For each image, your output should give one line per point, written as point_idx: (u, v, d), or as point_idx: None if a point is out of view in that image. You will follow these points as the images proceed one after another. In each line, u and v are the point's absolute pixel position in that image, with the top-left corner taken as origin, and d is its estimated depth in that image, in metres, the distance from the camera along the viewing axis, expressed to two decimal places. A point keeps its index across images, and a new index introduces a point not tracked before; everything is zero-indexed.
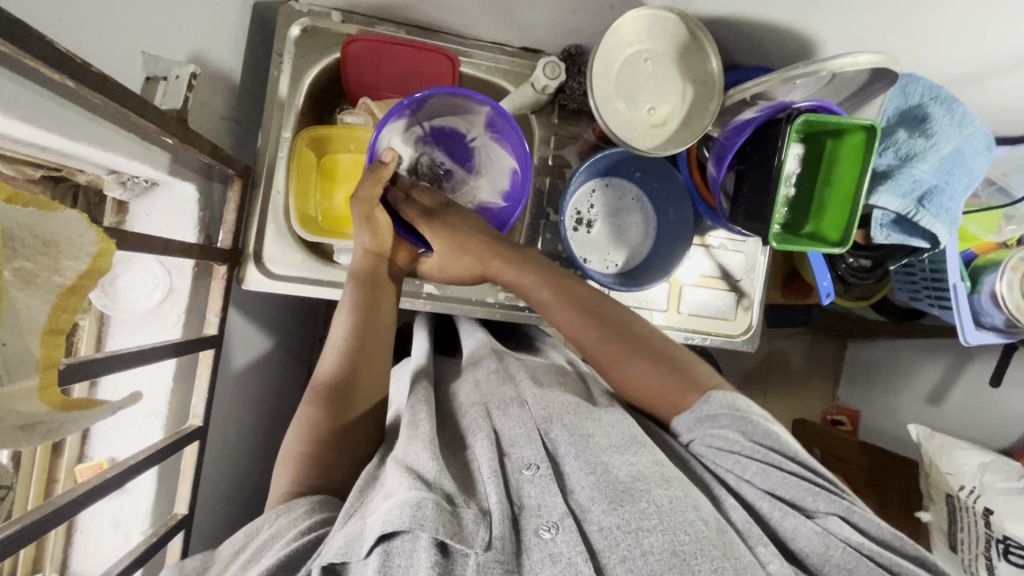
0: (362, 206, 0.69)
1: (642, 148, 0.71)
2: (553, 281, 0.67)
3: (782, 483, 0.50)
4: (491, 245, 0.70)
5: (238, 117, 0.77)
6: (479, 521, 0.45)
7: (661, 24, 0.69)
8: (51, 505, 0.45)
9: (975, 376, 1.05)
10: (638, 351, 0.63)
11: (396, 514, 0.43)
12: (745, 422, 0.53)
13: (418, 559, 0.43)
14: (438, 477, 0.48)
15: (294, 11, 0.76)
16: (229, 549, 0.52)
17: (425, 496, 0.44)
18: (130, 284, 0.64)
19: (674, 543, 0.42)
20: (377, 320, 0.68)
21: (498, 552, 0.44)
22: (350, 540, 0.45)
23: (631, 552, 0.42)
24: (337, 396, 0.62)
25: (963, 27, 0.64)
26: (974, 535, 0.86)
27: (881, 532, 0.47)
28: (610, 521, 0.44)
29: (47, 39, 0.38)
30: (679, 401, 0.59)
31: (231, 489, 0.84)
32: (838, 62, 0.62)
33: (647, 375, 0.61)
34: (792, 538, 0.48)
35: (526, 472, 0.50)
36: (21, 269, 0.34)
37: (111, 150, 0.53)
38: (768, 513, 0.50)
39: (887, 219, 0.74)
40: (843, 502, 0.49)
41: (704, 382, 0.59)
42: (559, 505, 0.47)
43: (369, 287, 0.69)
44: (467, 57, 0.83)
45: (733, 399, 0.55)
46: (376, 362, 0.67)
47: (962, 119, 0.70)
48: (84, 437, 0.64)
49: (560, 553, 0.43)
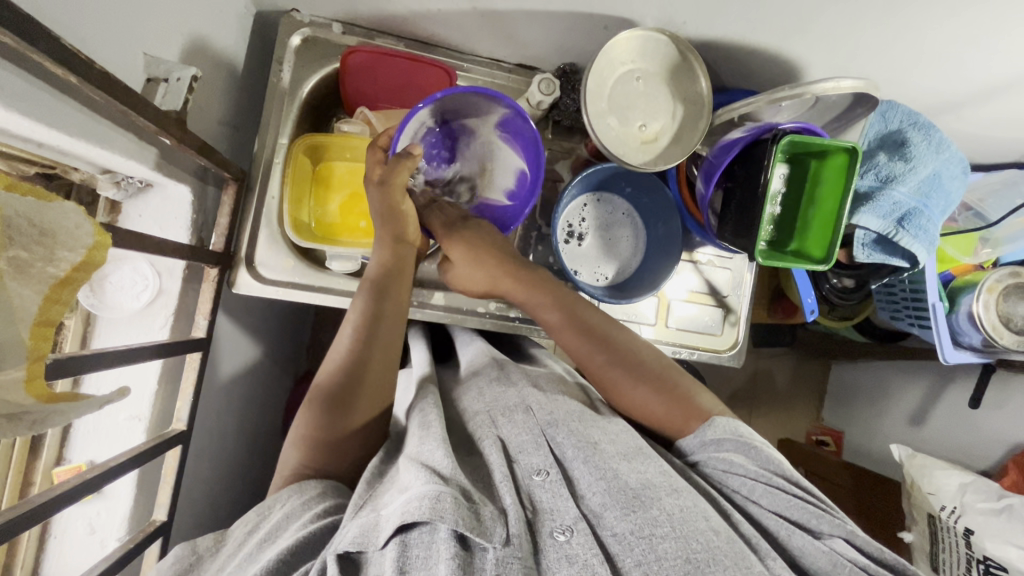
0: (387, 195, 0.69)
1: (633, 163, 0.73)
2: (561, 303, 0.69)
3: (786, 504, 0.51)
4: (503, 262, 0.72)
5: (235, 122, 0.78)
6: (497, 518, 0.45)
7: (652, 45, 0.71)
8: (27, 505, 0.45)
9: (954, 398, 1.07)
10: (644, 377, 0.64)
11: (414, 506, 0.43)
12: (749, 448, 0.55)
13: (438, 550, 0.42)
14: (453, 472, 0.48)
15: (295, 21, 0.77)
16: (242, 528, 0.52)
17: (443, 490, 0.44)
18: (119, 283, 0.64)
19: (688, 550, 0.42)
20: (385, 330, 0.66)
21: (516, 548, 0.43)
22: (365, 530, 0.44)
23: (646, 557, 0.42)
24: (343, 398, 0.61)
25: (942, 56, 0.67)
26: (955, 556, 0.87)
27: (880, 552, 0.48)
28: (624, 527, 0.45)
29: (53, 35, 0.39)
30: (679, 426, 0.60)
31: (214, 499, 0.82)
32: (821, 86, 0.65)
33: (649, 402, 0.62)
34: (800, 555, 0.48)
35: (537, 477, 0.50)
36: (16, 257, 0.34)
37: (108, 149, 0.53)
38: (777, 533, 0.50)
39: (869, 239, 0.77)
40: (847, 526, 0.49)
41: (705, 410, 0.60)
42: (571, 509, 0.47)
43: (379, 292, 0.67)
44: (465, 72, 0.85)
45: (734, 427, 0.57)
46: (382, 375, 0.65)
47: (939, 145, 0.73)
48: (64, 437, 0.63)
49: (576, 555, 0.43)
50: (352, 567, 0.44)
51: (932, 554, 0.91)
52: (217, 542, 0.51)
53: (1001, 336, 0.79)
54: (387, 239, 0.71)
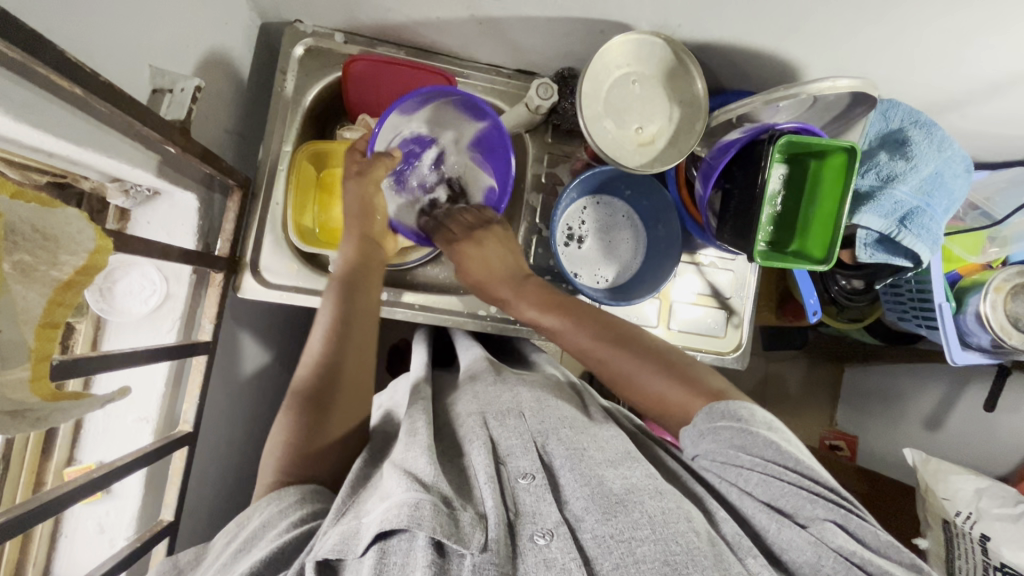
0: (365, 184, 0.73)
1: (629, 166, 0.73)
2: (557, 307, 0.72)
3: (781, 492, 0.50)
4: (504, 275, 0.76)
5: (240, 131, 0.80)
6: (475, 524, 0.45)
7: (647, 49, 0.71)
8: (36, 501, 0.46)
9: (970, 401, 1.05)
10: (652, 366, 0.64)
11: (394, 514, 0.44)
12: (744, 435, 0.52)
13: (415, 557, 0.43)
14: (435, 480, 0.48)
15: (297, 32, 0.79)
16: (221, 540, 0.54)
17: (423, 498, 0.45)
18: (128, 288, 0.66)
19: (667, 552, 0.42)
20: (360, 322, 0.68)
21: (493, 554, 0.44)
22: (345, 537, 0.45)
23: (624, 560, 0.43)
24: (317, 405, 0.62)
25: (939, 55, 0.67)
26: (971, 562, 0.85)
27: (878, 541, 0.47)
28: (604, 530, 0.45)
29: (59, 50, 0.41)
30: (688, 412, 0.59)
31: (221, 503, 0.83)
32: (817, 86, 0.65)
33: (661, 389, 0.62)
34: (787, 550, 0.48)
35: (522, 480, 0.51)
36: (21, 262, 0.36)
37: (116, 158, 0.55)
38: (766, 530, 0.49)
39: (870, 239, 0.76)
40: (842, 510, 0.48)
41: (710, 386, 0.60)
42: (553, 513, 0.47)
43: (349, 287, 0.69)
44: (465, 78, 0.86)
45: (734, 410, 0.55)
46: (359, 374, 0.67)
47: (940, 143, 0.72)
48: (74, 438, 0.64)
49: (554, 559, 0.43)
50: (330, 573, 0.45)
51: (947, 561, 0.88)
52: (199, 555, 0.54)
53: (1010, 337, 0.78)
54: (356, 234, 0.72)
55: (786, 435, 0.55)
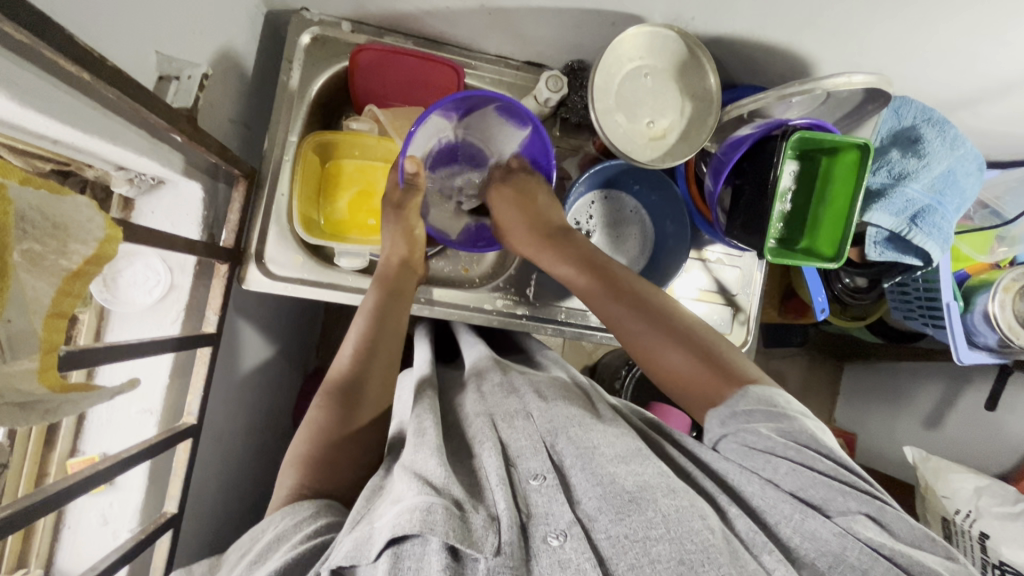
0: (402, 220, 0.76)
1: (641, 160, 0.73)
2: (594, 270, 0.70)
3: (810, 482, 0.49)
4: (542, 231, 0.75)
5: (245, 120, 0.79)
6: (488, 527, 0.45)
7: (660, 41, 0.71)
8: (41, 493, 0.46)
9: (971, 400, 1.05)
10: (679, 342, 0.63)
11: (406, 518, 0.43)
12: (784, 420, 0.53)
13: (429, 561, 0.43)
14: (446, 483, 0.48)
15: (304, 20, 0.78)
16: (234, 555, 0.53)
17: (435, 501, 0.45)
18: (132, 279, 0.65)
19: (682, 551, 0.42)
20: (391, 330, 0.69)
21: (507, 557, 0.43)
22: (358, 544, 0.45)
23: (639, 560, 0.42)
24: (348, 396, 0.63)
25: (955, 53, 0.66)
26: (970, 560, 0.85)
27: (911, 534, 0.47)
28: (618, 530, 0.45)
29: (68, 34, 0.40)
30: (715, 395, 0.59)
31: (224, 495, 0.83)
32: (832, 81, 0.64)
33: (682, 364, 0.62)
34: (804, 541, 0.47)
35: (533, 482, 0.50)
36: (30, 251, 0.35)
37: (121, 146, 0.54)
38: (771, 525, 0.49)
39: (881, 237, 0.76)
40: (875, 502, 0.48)
41: (742, 375, 0.59)
42: (566, 513, 0.46)
43: (392, 292, 0.72)
44: (473, 69, 0.85)
45: (770, 397, 0.56)
46: (387, 376, 0.68)
47: (954, 141, 0.71)
48: (76, 431, 0.63)
49: (568, 560, 0.43)
50: None
51: None
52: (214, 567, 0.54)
53: (1017, 336, 0.77)
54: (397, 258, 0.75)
55: (820, 428, 0.55)
